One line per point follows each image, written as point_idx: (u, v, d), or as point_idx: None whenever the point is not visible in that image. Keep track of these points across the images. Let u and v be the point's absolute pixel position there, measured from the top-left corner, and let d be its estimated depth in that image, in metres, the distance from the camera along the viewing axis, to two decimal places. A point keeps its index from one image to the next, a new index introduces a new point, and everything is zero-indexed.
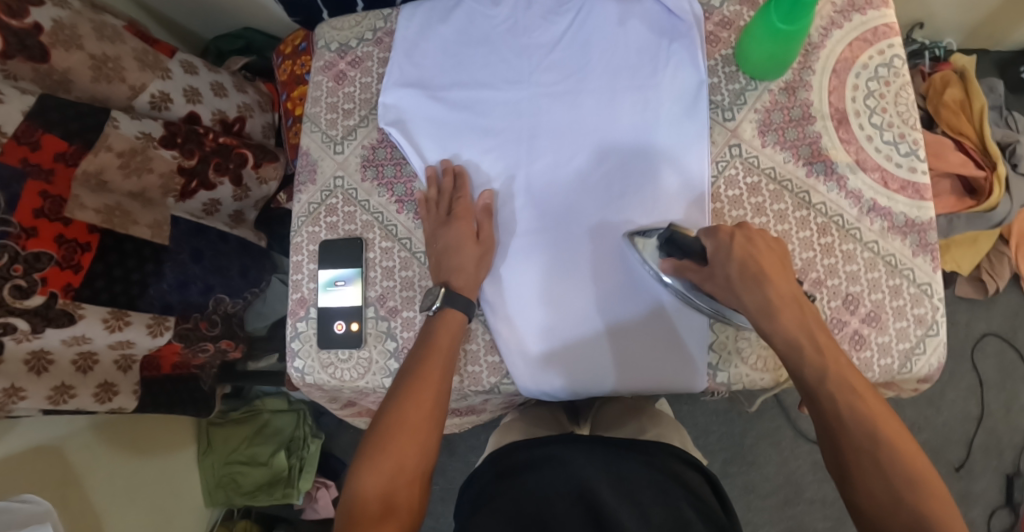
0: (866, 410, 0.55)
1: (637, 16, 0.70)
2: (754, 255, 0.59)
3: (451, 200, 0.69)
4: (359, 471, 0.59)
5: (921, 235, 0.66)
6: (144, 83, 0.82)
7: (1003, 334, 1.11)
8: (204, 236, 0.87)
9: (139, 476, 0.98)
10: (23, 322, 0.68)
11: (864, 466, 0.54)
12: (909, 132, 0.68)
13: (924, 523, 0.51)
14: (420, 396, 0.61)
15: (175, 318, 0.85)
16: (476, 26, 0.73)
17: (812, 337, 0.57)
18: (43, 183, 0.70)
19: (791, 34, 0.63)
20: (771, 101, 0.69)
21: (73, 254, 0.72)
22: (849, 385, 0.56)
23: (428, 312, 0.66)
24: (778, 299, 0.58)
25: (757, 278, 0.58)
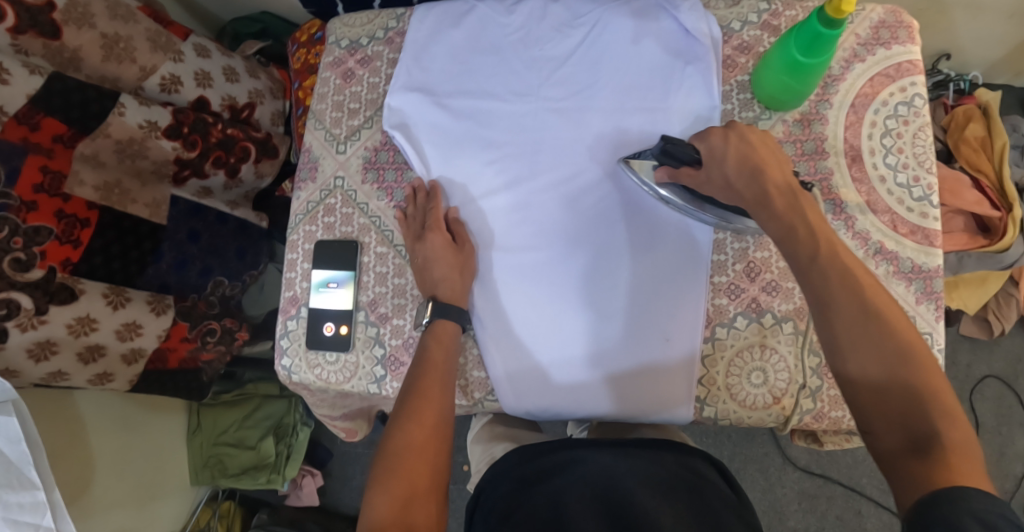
0: (858, 281, 0.51)
1: (652, 34, 0.69)
2: (749, 150, 0.57)
3: (424, 214, 0.69)
4: (372, 501, 0.55)
5: (927, 282, 0.65)
6: (154, 65, 0.81)
7: (1004, 378, 1.09)
8: (200, 217, 0.87)
9: (129, 448, 1.00)
10: (26, 298, 0.67)
11: (857, 337, 0.49)
12: (924, 176, 0.66)
13: (920, 401, 0.46)
14: (422, 416, 0.59)
15: (173, 297, 0.85)
16: (489, 34, 0.72)
17: (804, 222, 0.54)
18: (44, 159, 0.69)
19: (809, 67, 0.61)
20: (785, 133, 0.68)
21: (72, 230, 0.71)
22: (841, 261, 0.52)
23: (420, 328, 0.65)
24: (770, 195, 0.55)
25: (751, 169, 0.57)
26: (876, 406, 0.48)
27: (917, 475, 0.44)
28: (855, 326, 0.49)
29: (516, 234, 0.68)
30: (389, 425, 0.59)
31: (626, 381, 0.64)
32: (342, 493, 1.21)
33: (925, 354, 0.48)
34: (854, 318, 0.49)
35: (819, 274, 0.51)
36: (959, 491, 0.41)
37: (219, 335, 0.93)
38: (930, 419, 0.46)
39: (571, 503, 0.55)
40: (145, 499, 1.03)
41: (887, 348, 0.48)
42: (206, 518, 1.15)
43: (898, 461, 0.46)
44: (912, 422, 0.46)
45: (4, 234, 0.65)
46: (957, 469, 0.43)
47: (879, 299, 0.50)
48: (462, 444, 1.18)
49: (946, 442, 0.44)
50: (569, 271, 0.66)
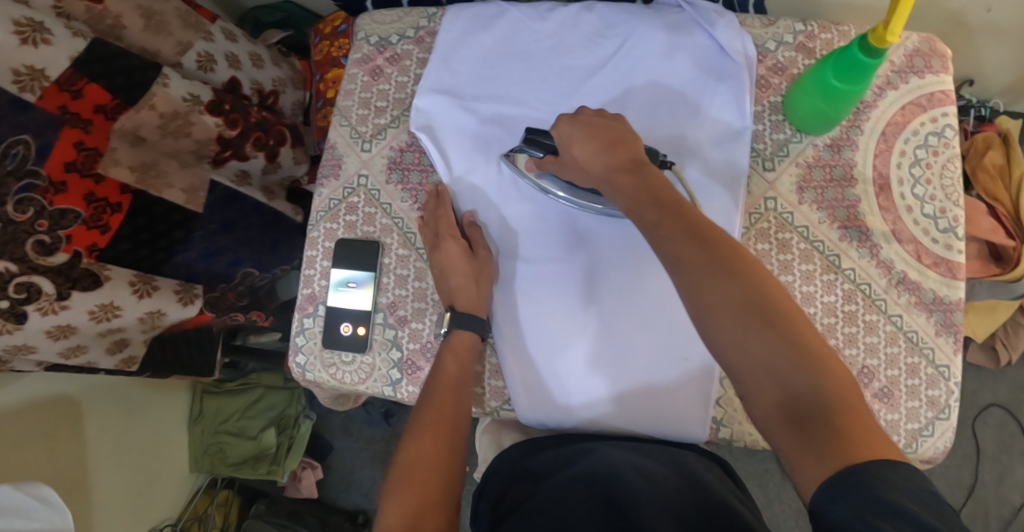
0: (714, 249, 0.49)
1: (686, 50, 0.68)
2: (595, 127, 0.58)
3: (438, 219, 0.69)
4: (385, 511, 0.55)
5: (947, 314, 0.65)
6: (189, 41, 0.82)
7: (1008, 406, 1.10)
8: (238, 207, 0.84)
9: (130, 435, 1.00)
10: (47, 284, 0.65)
11: (721, 319, 0.47)
12: (950, 208, 0.66)
13: (799, 372, 0.45)
14: (435, 433, 0.60)
15: (202, 288, 0.82)
16: (519, 39, 0.72)
17: (651, 194, 0.53)
18: (81, 133, 0.68)
19: (844, 94, 0.61)
20: (815, 157, 0.68)
21: (101, 215, 0.69)
22: (694, 229, 0.50)
23: (439, 335, 0.67)
24: (616, 173, 0.56)
25: (600, 146, 0.57)
26: (754, 382, 0.46)
27: (810, 453, 0.43)
28: (720, 300, 0.47)
29: (536, 243, 0.68)
30: (403, 438, 0.60)
31: (641, 398, 0.64)
32: (341, 486, 1.21)
33: (796, 314, 0.47)
34: (722, 294, 0.47)
35: (673, 248, 0.49)
36: (871, 467, 0.41)
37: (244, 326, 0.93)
38: (812, 382, 0.45)
39: (570, 498, 0.55)
40: (145, 485, 1.03)
41: (755, 319, 0.46)
42: (203, 507, 1.14)
43: (783, 433, 0.45)
44: (793, 391, 0.45)
45: (28, 216, 0.63)
46: (852, 435, 0.43)
47: (739, 263, 0.48)
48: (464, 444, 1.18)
49: (833, 407, 0.44)
50: (587, 283, 0.66)
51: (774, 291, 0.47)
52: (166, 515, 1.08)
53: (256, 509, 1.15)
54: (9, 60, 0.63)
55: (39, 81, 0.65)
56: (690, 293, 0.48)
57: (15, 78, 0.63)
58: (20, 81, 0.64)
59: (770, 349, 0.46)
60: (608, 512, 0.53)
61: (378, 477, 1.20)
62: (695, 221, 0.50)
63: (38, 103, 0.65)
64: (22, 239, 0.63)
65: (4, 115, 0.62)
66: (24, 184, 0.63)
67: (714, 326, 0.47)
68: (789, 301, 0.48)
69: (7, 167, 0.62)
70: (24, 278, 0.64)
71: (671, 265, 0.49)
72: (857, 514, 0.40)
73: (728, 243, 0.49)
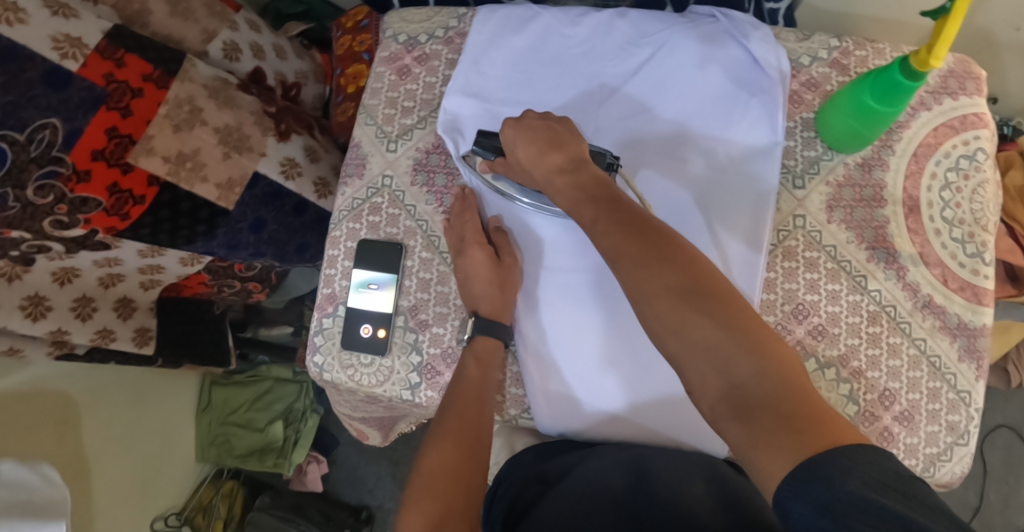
0: (645, 244, 0.49)
1: (720, 62, 0.67)
2: (536, 130, 0.59)
3: (464, 224, 0.68)
4: (405, 519, 0.56)
5: (971, 340, 0.64)
6: (215, 30, 0.81)
7: (1016, 428, 1.10)
8: (275, 206, 0.81)
9: (139, 423, 1.00)
10: (57, 246, 0.69)
11: (656, 314, 0.47)
12: (979, 233, 0.66)
13: (741, 362, 0.44)
14: (459, 440, 0.59)
15: (210, 257, 0.81)
16: (551, 45, 0.71)
17: (589, 193, 0.54)
18: (116, 118, 0.67)
19: (880, 115, 0.60)
20: (845, 176, 0.67)
21: (122, 205, 0.69)
22: (628, 225, 0.50)
23: (462, 341, 0.67)
24: (556, 174, 0.56)
25: (541, 147, 0.57)
26: (699, 372, 0.45)
27: (756, 445, 0.41)
28: (656, 289, 0.47)
29: (560, 252, 0.67)
30: (424, 445, 0.61)
31: (659, 410, 0.64)
32: (346, 482, 1.21)
33: (733, 298, 0.46)
34: (658, 282, 0.47)
35: (610, 241, 0.50)
36: (822, 450, 0.39)
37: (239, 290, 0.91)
38: (756, 366, 0.44)
39: (592, 512, 0.55)
40: (151, 472, 1.03)
41: (692, 304, 0.46)
42: (208, 497, 1.14)
43: (730, 425, 0.43)
44: (737, 377, 0.44)
45: (49, 199, 0.63)
46: (800, 422, 0.41)
47: (675, 252, 0.49)
48: None
49: (778, 392, 0.42)
50: (606, 292, 0.65)
51: (710, 277, 0.47)
52: (170, 504, 1.07)
53: (261, 501, 1.14)
54: (45, 28, 0.62)
55: (80, 49, 0.64)
56: (628, 282, 0.49)
57: (56, 44, 0.62)
58: (61, 48, 0.63)
59: (709, 336, 0.45)
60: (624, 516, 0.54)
61: (382, 474, 1.20)
62: (631, 214, 0.51)
63: (80, 72, 0.64)
64: (40, 219, 0.64)
65: (36, 96, 0.61)
66: (47, 170, 0.62)
67: (653, 314, 0.47)
68: (727, 287, 0.48)
69: (31, 153, 0.61)
70: (37, 243, 0.67)
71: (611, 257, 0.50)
72: (818, 509, 0.38)
73: (665, 233, 0.50)
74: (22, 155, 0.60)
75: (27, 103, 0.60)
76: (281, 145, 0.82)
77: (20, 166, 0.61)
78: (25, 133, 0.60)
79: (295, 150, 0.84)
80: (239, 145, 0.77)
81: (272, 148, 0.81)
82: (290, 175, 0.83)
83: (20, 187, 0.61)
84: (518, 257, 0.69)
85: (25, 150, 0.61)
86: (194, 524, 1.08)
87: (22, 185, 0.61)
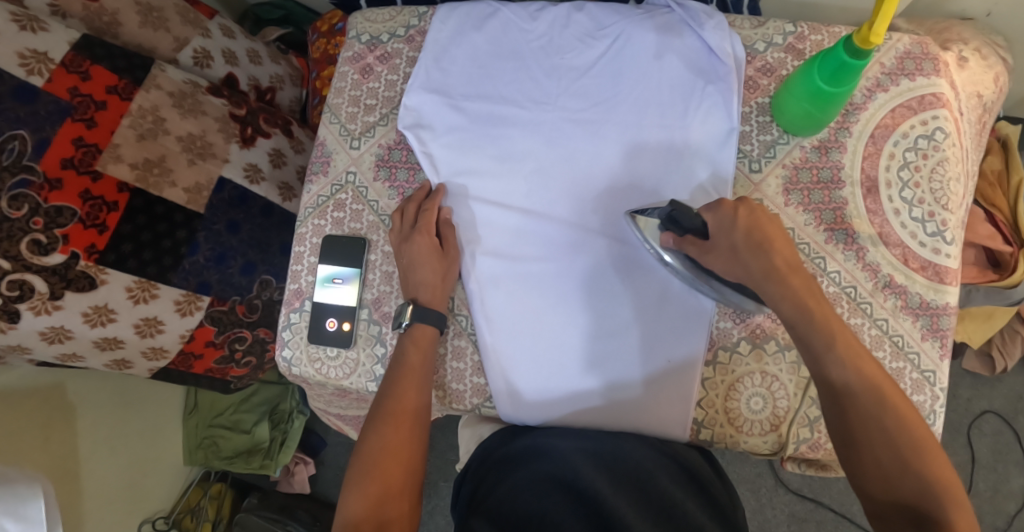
0: (877, 385, 0.52)
1: (676, 51, 0.68)
2: (761, 226, 0.57)
3: (418, 214, 0.69)
4: (346, 498, 0.57)
5: (933, 319, 0.64)
6: (187, 37, 0.83)
7: (1004, 415, 1.09)
8: (245, 207, 0.83)
9: (126, 426, 1.02)
10: (40, 283, 0.66)
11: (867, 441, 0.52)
12: (939, 212, 0.65)
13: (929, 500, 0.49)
14: (398, 421, 0.60)
15: (209, 298, 0.80)
16: (511, 39, 0.72)
17: (817, 311, 0.54)
18: (82, 129, 0.68)
19: (832, 96, 0.60)
20: (802, 158, 0.68)
21: (97, 213, 0.69)
22: (859, 362, 0.53)
23: (397, 329, 0.66)
24: (761, 280, 0.55)
25: (758, 249, 0.56)
26: (889, 505, 0.51)
27: None
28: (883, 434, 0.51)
29: (527, 240, 0.68)
30: (366, 427, 0.61)
31: (632, 393, 0.64)
32: (336, 482, 1.22)
33: (937, 452, 0.51)
34: (856, 402, 0.52)
35: (843, 380, 0.53)
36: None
37: (248, 344, 0.87)
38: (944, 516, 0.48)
39: (555, 494, 0.54)
40: (140, 474, 1.05)
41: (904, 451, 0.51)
42: (196, 499, 1.15)
43: None
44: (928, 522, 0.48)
45: (23, 213, 0.64)
46: None
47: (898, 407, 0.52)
48: (457, 440, 1.16)
49: None
50: (581, 284, 0.66)
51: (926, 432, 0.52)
52: (157, 508, 1.08)
53: (247, 503, 1.15)
54: (13, 44, 0.64)
55: (46, 64, 0.66)
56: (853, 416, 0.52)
57: (22, 61, 0.65)
58: (27, 64, 0.65)
59: (914, 482, 0.50)
60: (585, 506, 0.53)
61: None
62: (845, 342, 0.54)
63: (47, 86, 0.66)
64: (18, 238, 0.63)
65: (8, 108, 0.63)
66: (19, 179, 0.63)
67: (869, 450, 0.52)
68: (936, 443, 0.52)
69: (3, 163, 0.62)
70: (17, 277, 0.64)
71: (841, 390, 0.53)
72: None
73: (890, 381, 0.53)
74: None
75: None
76: (243, 152, 0.83)
77: None
78: None
79: (259, 155, 0.86)
80: (204, 152, 0.79)
81: (235, 154, 0.83)
82: (254, 179, 0.84)
83: None
84: (461, 250, 0.69)
85: None
86: (182, 526, 1.10)
87: None
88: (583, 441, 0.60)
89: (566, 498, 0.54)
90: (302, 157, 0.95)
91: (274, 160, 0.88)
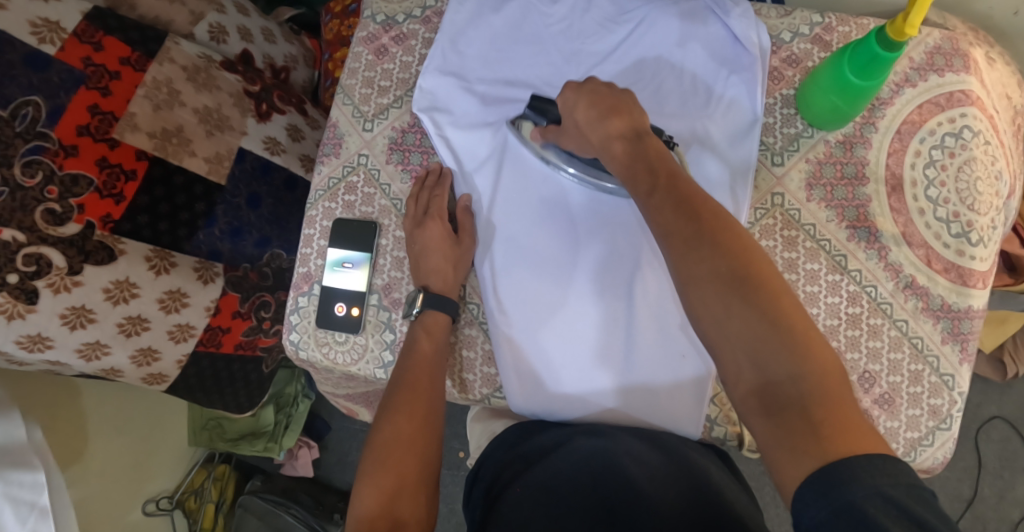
0: (713, 236, 0.47)
1: (699, 39, 0.66)
2: (595, 95, 0.58)
3: (429, 199, 0.69)
4: (359, 493, 0.55)
5: (955, 322, 0.63)
6: (203, 12, 0.82)
7: (1012, 421, 1.08)
8: (265, 181, 0.82)
9: (128, 411, 1.01)
10: (57, 256, 0.63)
11: (708, 297, 0.46)
12: (965, 213, 0.63)
13: (776, 355, 0.44)
14: (412, 410, 0.60)
15: (221, 265, 0.79)
16: (530, 23, 0.70)
17: (646, 164, 0.53)
18: (97, 97, 0.67)
19: (862, 89, 0.58)
20: (826, 153, 0.66)
21: (115, 182, 0.68)
22: (693, 207, 0.49)
23: (409, 317, 0.66)
24: (613, 140, 0.56)
25: (602, 112, 0.57)
26: (737, 351, 0.45)
27: (777, 414, 0.43)
28: (713, 283, 0.46)
29: (541, 230, 0.67)
30: (377, 419, 0.60)
31: (645, 396, 0.63)
32: (339, 467, 1.22)
33: (785, 296, 0.45)
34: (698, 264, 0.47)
35: (664, 214, 0.50)
36: (845, 466, 0.39)
37: (274, 309, 0.87)
38: (792, 367, 0.43)
39: (570, 498, 0.53)
40: (144, 456, 1.05)
41: (738, 286, 0.46)
42: (199, 480, 1.15)
43: (760, 419, 0.44)
44: (775, 377, 0.44)
45: (37, 182, 0.62)
46: (827, 427, 0.41)
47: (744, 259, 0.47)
48: (461, 429, 1.16)
49: (820, 396, 0.42)
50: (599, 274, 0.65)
51: (772, 281, 0.46)
52: (161, 487, 1.08)
53: (251, 486, 1.17)
54: (24, 12, 0.63)
55: (58, 33, 0.65)
56: (692, 279, 0.47)
57: (34, 29, 0.63)
58: (39, 32, 0.64)
59: (758, 326, 0.44)
60: (599, 509, 0.52)
61: None
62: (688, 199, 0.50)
63: (59, 55, 0.65)
64: (31, 207, 0.62)
65: (18, 75, 0.61)
66: (32, 146, 0.62)
67: (699, 302, 0.47)
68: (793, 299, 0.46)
69: (15, 129, 0.61)
70: (32, 249, 0.62)
71: (669, 240, 0.49)
72: (833, 514, 0.38)
73: (730, 228, 0.48)
74: (7, 130, 0.60)
75: (9, 81, 0.61)
76: (261, 126, 0.82)
77: (6, 141, 0.60)
78: (8, 109, 0.60)
79: (277, 129, 0.84)
80: (221, 123, 0.77)
81: (253, 127, 0.81)
82: (275, 151, 0.83)
83: (8, 164, 0.60)
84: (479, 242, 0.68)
85: (9, 125, 0.60)
86: (185, 507, 1.10)
87: (8, 163, 0.60)
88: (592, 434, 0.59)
89: (583, 498, 0.53)
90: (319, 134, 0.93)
91: (292, 134, 0.87)
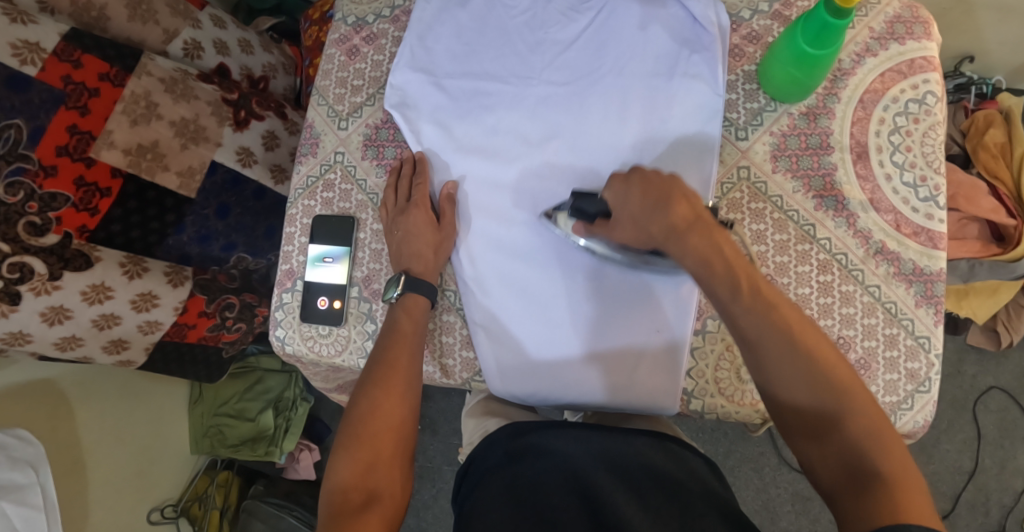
0: (800, 341, 0.52)
1: (660, 21, 0.68)
2: (653, 184, 0.56)
3: (409, 190, 0.70)
4: (335, 464, 0.57)
5: (927, 285, 0.63)
6: (176, 29, 0.83)
7: (1011, 391, 1.07)
8: (236, 192, 0.84)
9: (127, 415, 1.04)
10: (39, 264, 0.67)
11: (796, 401, 0.51)
12: (932, 176, 0.64)
13: (856, 448, 0.49)
14: (391, 387, 0.61)
15: (191, 269, 0.83)
16: (495, 16, 0.72)
17: (722, 257, 0.53)
18: (75, 116, 0.69)
19: (817, 59, 0.60)
20: (790, 125, 0.67)
21: (90, 198, 0.71)
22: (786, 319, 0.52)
23: (389, 299, 0.67)
24: (676, 229, 0.54)
25: (654, 202, 0.55)
26: (825, 453, 0.50)
27: (857, 500, 0.48)
28: (801, 388, 0.51)
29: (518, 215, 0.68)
30: (355, 393, 0.61)
31: (624, 362, 0.65)
32: None
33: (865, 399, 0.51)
34: (787, 370, 0.51)
35: (750, 320, 0.52)
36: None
37: (238, 310, 0.90)
38: (874, 452, 0.49)
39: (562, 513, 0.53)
40: (144, 463, 1.06)
41: (830, 402, 0.50)
42: (204, 487, 1.16)
43: (844, 498, 0.49)
44: (854, 461, 0.49)
45: (19, 197, 0.65)
46: (904, 503, 0.46)
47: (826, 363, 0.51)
48: (459, 424, 1.18)
49: (892, 483, 0.47)
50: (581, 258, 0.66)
51: (853, 385, 0.51)
52: (167, 495, 1.11)
53: (256, 490, 1.18)
54: (6, 35, 0.65)
55: (38, 53, 0.67)
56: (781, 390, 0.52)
57: (14, 51, 0.65)
58: (20, 54, 0.65)
59: (827, 399, 0.50)
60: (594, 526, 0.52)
61: None
62: (790, 318, 0.53)
63: (40, 75, 0.67)
64: (14, 220, 0.65)
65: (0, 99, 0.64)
66: (14, 167, 0.65)
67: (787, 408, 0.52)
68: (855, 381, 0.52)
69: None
70: (17, 259, 0.65)
71: (760, 354, 0.52)
72: None
73: (813, 337, 0.52)
74: None
75: None
76: (237, 134, 0.83)
77: None
78: None
79: (252, 138, 0.85)
80: (196, 136, 0.79)
81: (229, 137, 0.82)
82: (247, 162, 0.85)
83: None
84: (461, 226, 0.70)
85: None
86: (190, 514, 1.12)
87: None
88: (584, 447, 0.58)
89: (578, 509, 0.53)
90: (297, 139, 0.94)
91: (267, 143, 0.88)
